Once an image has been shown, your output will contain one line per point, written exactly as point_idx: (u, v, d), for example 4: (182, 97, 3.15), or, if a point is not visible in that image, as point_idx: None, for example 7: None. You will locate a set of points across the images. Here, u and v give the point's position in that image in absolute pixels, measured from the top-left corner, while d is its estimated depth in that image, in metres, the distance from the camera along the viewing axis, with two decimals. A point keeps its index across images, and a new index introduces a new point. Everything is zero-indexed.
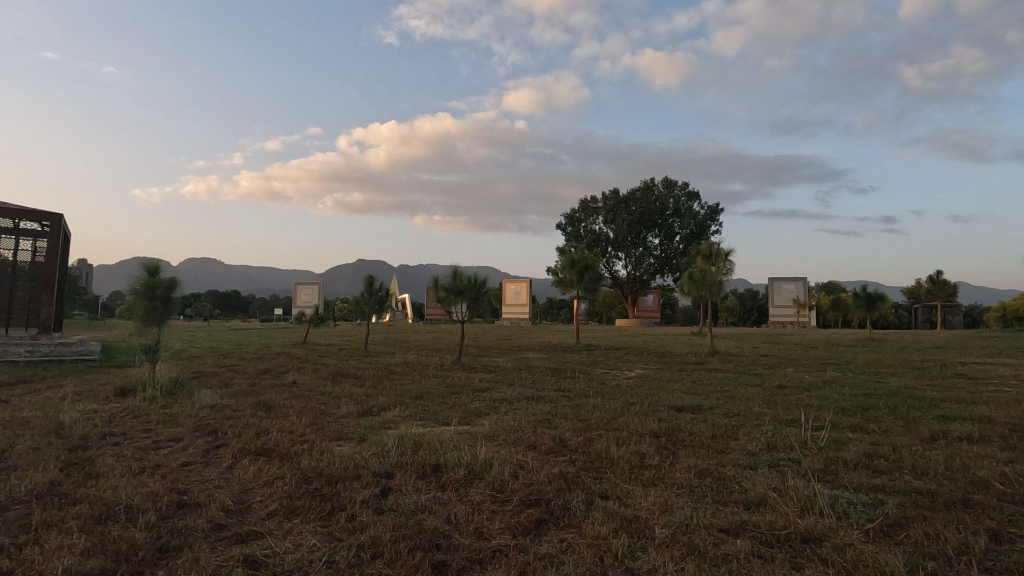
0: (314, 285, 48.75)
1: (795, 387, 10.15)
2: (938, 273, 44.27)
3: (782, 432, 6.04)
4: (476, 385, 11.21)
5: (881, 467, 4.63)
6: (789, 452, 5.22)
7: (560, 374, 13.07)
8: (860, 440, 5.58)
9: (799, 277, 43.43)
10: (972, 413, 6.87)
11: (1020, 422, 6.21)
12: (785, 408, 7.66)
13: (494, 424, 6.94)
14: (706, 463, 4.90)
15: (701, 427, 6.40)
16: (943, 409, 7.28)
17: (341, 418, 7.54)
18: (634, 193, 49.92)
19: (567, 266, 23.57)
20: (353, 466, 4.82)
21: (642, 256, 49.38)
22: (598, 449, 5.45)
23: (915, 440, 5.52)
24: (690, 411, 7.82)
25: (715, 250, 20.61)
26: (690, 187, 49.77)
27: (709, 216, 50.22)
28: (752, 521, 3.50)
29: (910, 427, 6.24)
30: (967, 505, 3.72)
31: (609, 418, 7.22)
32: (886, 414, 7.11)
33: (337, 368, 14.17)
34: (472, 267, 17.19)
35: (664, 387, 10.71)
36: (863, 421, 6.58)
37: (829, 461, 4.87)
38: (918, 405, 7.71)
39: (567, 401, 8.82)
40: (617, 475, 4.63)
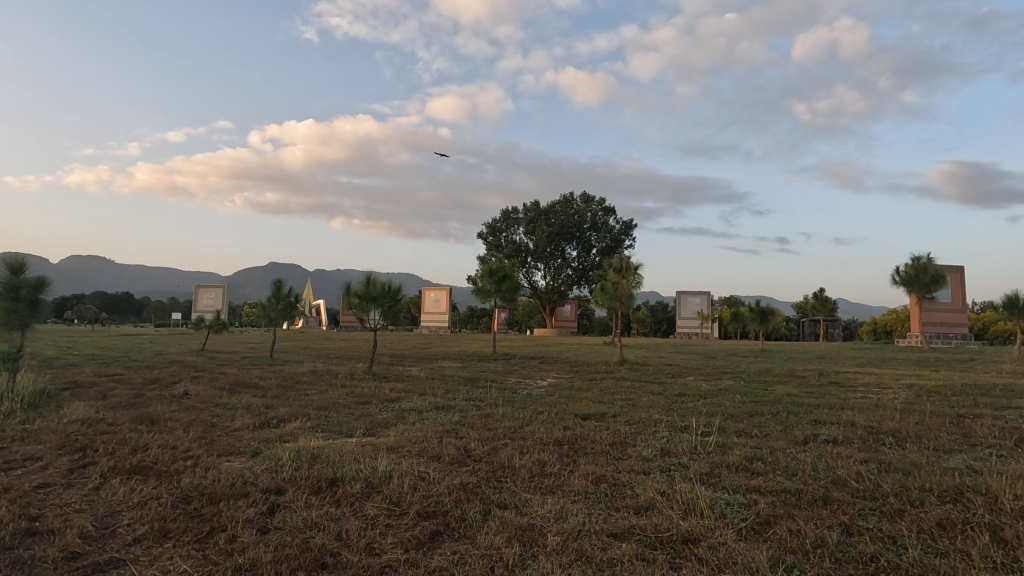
0: (218, 288, 45.55)
1: (693, 395, 10.79)
2: (821, 290, 48.99)
3: (676, 438, 6.40)
4: (386, 395, 10.92)
5: (758, 469, 5.02)
6: (679, 457, 5.52)
7: (472, 384, 13.03)
8: (742, 445, 6.01)
9: (703, 291, 46.34)
10: (839, 418, 7.61)
11: (877, 425, 6.95)
12: (681, 415, 8.12)
13: (399, 434, 6.79)
14: (604, 469, 5.08)
15: (602, 434, 6.64)
16: (816, 414, 8.04)
17: (234, 431, 7.07)
18: (553, 206, 51.19)
19: (486, 275, 23.68)
20: (240, 483, 4.52)
21: (560, 267, 50.62)
22: (501, 458, 5.49)
23: (789, 443, 6.04)
24: (595, 419, 8.08)
25: (626, 263, 21.57)
26: (607, 203, 51.78)
27: (624, 231, 52.48)
28: (639, 525, 3.66)
29: (787, 431, 6.81)
30: (825, 502, 4.11)
31: (516, 427, 7.31)
32: (768, 420, 7.72)
33: (237, 378, 13.28)
34: (387, 274, 16.82)
35: (573, 395, 11.01)
36: (748, 426, 7.10)
37: (713, 465, 5.20)
38: (796, 410, 8.47)
39: (477, 411, 8.82)
40: (518, 484, 4.69)
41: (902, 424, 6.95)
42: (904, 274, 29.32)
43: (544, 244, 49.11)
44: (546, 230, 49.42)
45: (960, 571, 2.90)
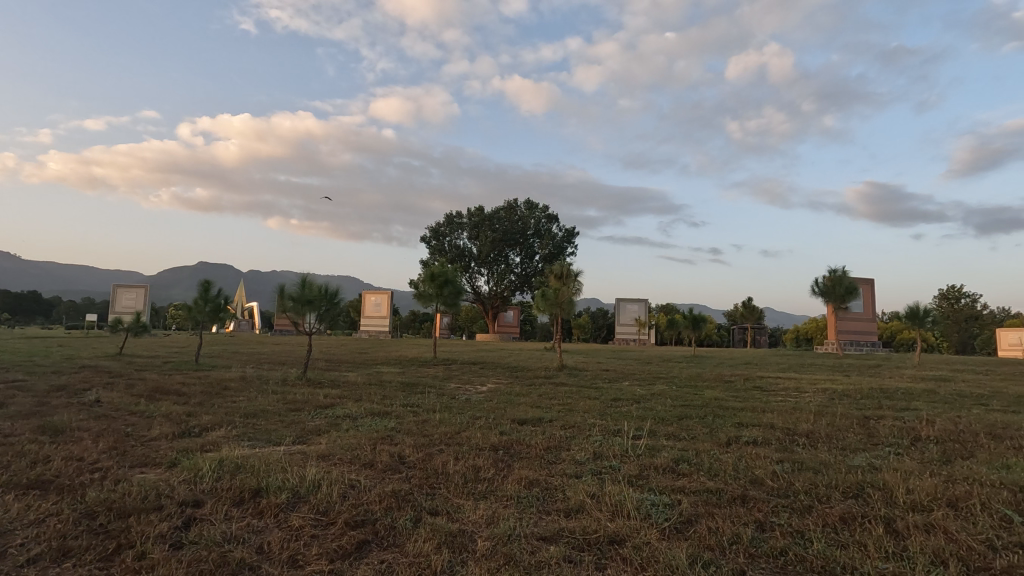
0: (139, 289, 42.61)
1: (627, 399, 11.08)
2: (749, 299, 51.69)
3: (608, 442, 6.57)
4: (320, 401, 10.54)
5: (683, 470, 5.23)
6: (610, 460, 5.67)
7: (411, 389, 12.80)
8: (670, 447, 6.25)
9: (641, 298, 47.85)
10: (760, 421, 8.06)
11: (793, 427, 7.42)
12: (614, 419, 8.34)
13: (331, 442, 6.60)
14: (537, 474, 5.14)
15: (538, 439, 6.71)
16: (739, 418, 8.47)
17: (149, 441, 6.63)
18: (497, 212, 51.44)
19: (427, 279, 23.42)
20: (154, 496, 4.25)
21: (503, 273, 50.85)
22: (436, 465, 5.45)
23: (713, 445, 6.34)
24: (531, 424, 8.16)
25: (566, 270, 21.93)
26: (550, 210, 52.58)
27: (566, 238, 53.41)
28: (568, 528, 3.72)
29: (712, 433, 7.14)
30: (744, 500, 4.34)
31: (452, 433, 7.27)
32: (696, 423, 8.07)
33: (157, 384, 12.49)
34: (323, 277, 16.34)
35: (511, 401, 11.07)
36: (676, 429, 7.40)
37: (642, 467, 5.38)
38: (722, 414, 8.89)
39: (413, 417, 8.71)
40: (451, 490, 4.66)
41: (815, 426, 7.43)
42: (822, 285, 31.44)
43: (488, 249, 49.21)
44: (490, 235, 49.55)
45: (859, 562, 3.14)
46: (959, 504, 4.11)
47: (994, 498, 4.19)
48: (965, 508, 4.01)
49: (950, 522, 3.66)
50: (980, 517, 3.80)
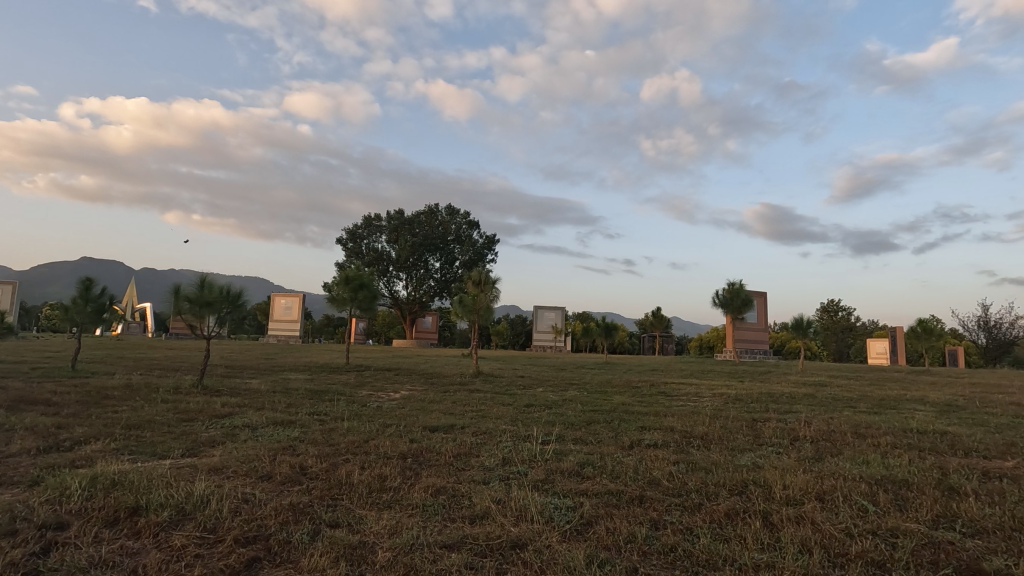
0: (7, 285, 37.74)
1: (539, 405, 11.30)
2: (658, 309, 54.53)
3: (517, 447, 6.67)
4: (216, 410, 9.83)
5: (587, 473, 5.42)
6: (518, 465, 5.75)
7: (319, 397, 12.25)
8: (576, 451, 6.45)
9: (558, 306, 48.99)
10: (662, 424, 8.51)
11: (690, 430, 7.89)
12: (525, 424, 8.48)
13: (226, 453, 6.19)
14: (445, 481, 5.11)
15: (447, 446, 6.67)
16: (643, 421, 8.90)
17: (7, 457, 5.87)
18: (418, 216, 50.83)
19: (341, 283, 22.63)
20: (9, 519, 3.77)
21: (422, 278, 50.15)
22: (340, 475, 5.26)
23: (617, 448, 6.61)
24: (442, 431, 8.09)
25: (485, 277, 22.03)
26: (471, 217, 52.70)
27: (487, 245, 53.72)
28: (471, 535, 3.73)
29: (617, 437, 7.44)
30: (641, 501, 4.55)
31: (360, 441, 7.06)
32: (602, 427, 8.38)
33: (22, 393, 11.08)
34: (226, 277, 15.31)
35: (425, 408, 10.92)
36: (584, 433, 7.65)
37: (549, 471, 5.50)
38: (627, 418, 9.29)
39: (320, 425, 8.35)
40: (353, 501, 4.51)
41: (710, 428, 7.97)
42: (722, 297, 33.81)
43: (407, 253, 48.43)
44: (409, 239, 48.77)
45: (738, 553, 3.39)
46: (826, 496, 4.56)
47: (854, 491, 4.69)
48: (830, 500, 4.47)
49: (816, 513, 4.05)
50: (841, 508, 4.24)
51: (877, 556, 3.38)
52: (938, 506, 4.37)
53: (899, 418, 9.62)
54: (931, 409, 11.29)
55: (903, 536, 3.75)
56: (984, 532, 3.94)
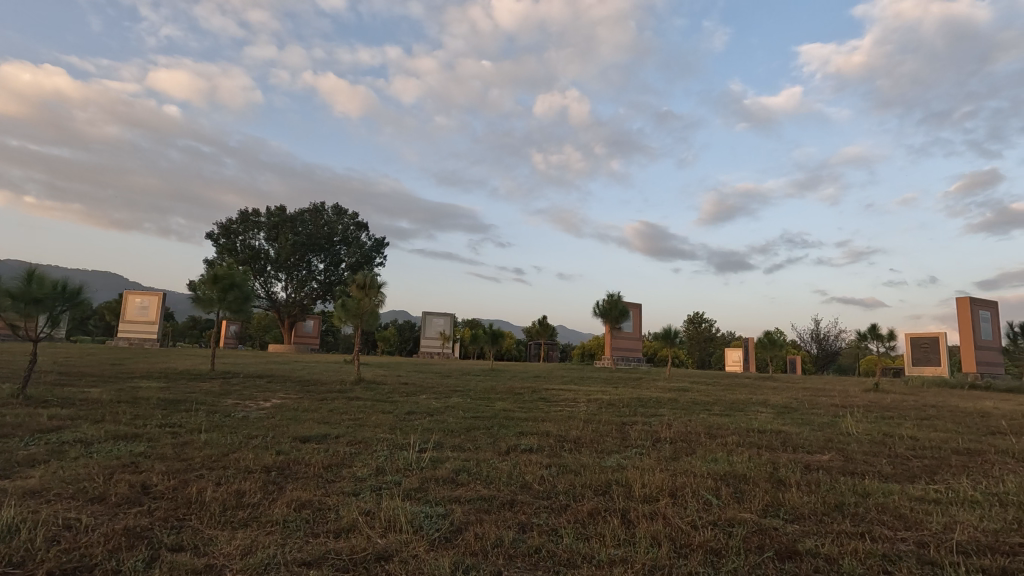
0: None
1: (421, 413, 11.12)
2: (544, 318, 56.33)
3: (394, 456, 6.51)
4: (41, 425, 8.47)
5: (462, 480, 5.43)
6: (392, 475, 5.61)
7: (173, 408, 11.02)
8: (453, 458, 6.44)
9: (446, 313, 48.74)
10: (539, 429, 8.77)
11: (565, 435, 8.21)
12: (404, 432, 8.30)
13: (48, 474, 5.36)
14: (311, 494, 4.84)
15: (318, 457, 6.34)
16: (521, 427, 9.12)
17: None
18: (301, 214, 48.04)
19: (208, 282, 20.63)
20: None
21: (304, 279, 47.40)
22: (190, 493, 4.78)
23: (493, 454, 6.71)
24: (314, 441, 7.68)
25: (370, 280, 21.32)
26: (359, 218, 50.88)
27: (375, 248, 52.13)
28: (334, 550, 3.56)
29: (495, 443, 7.54)
30: (512, 505, 4.66)
31: (219, 455, 6.47)
32: (481, 433, 8.46)
33: None
34: (59, 270, 13.24)
35: (297, 417, 10.29)
36: (463, 440, 7.67)
37: (423, 479, 5.44)
38: (506, 424, 9.47)
39: (171, 438, 7.52)
40: (203, 521, 4.12)
41: (582, 432, 8.36)
42: (603, 307, 35.75)
43: (288, 253, 45.53)
44: (290, 238, 45.91)
45: (596, 550, 3.58)
46: (678, 492, 4.98)
47: (702, 486, 5.17)
48: (681, 496, 4.88)
49: (668, 509, 4.39)
50: (690, 502, 4.65)
51: (716, 545, 3.75)
52: (768, 497, 4.96)
53: (746, 420, 10.77)
54: (771, 411, 12.77)
55: (738, 525, 4.20)
56: (801, 517, 4.53)
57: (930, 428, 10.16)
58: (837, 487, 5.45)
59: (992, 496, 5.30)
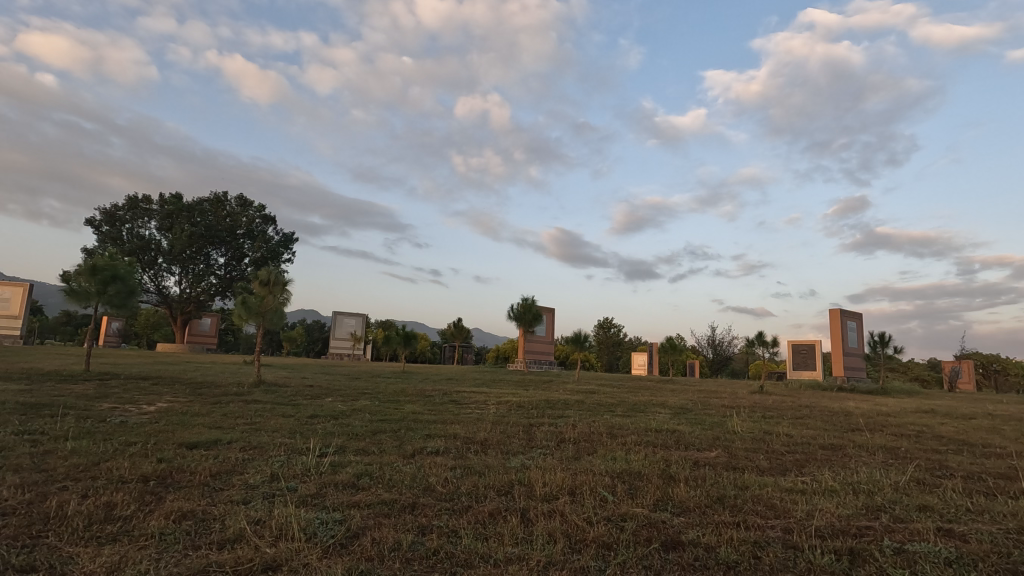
0: None
1: (324, 416, 10.68)
2: (459, 320, 56.17)
3: (291, 461, 6.22)
4: None
5: (363, 484, 5.29)
6: (287, 481, 5.35)
7: (35, 413, 9.81)
8: (355, 462, 6.26)
9: (358, 313, 47.27)
10: (447, 432, 8.73)
11: (472, 437, 8.23)
12: (306, 437, 7.95)
13: None
14: (194, 504, 4.50)
15: (206, 464, 5.92)
16: (428, 430, 9.02)
17: None
18: (200, 203, 44.60)
19: (85, 273, 18.57)
20: None
21: (201, 273, 44.04)
22: (48, 507, 4.28)
23: (398, 457, 6.59)
24: (203, 448, 7.16)
25: (275, 277, 20.19)
26: (265, 210, 48.04)
27: (283, 243, 49.46)
28: (217, 562, 3.35)
29: (400, 446, 7.40)
30: (413, 508, 4.61)
31: (88, 464, 5.84)
32: (387, 437, 8.27)
33: None
34: None
35: (185, 422, 9.54)
36: (366, 444, 7.46)
37: (321, 485, 5.23)
38: (413, 427, 9.32)
39: (29, 447, 6.68)
40: (61, 539, 3.70)
41: (490, 434, 8.43)
42: (517, 310, 36.28)
43: (183, 244, 42.08)
44: (186, 229, 42.44)
45: (493, 550, 3.63)
46: (576, 490, 5.16)
47: (599, 484, 5.39)
48: (580, 493, 5.06)
49: (565, 506, 4.54)
50: (588, 500, 4.85)
51: (607, 539, 3.93)
52: (659, 493, 5.26)
53: (644, 420, 11.40)
54: (668, 412, 13.58)
55: (629, 519, 4.43)
56: (687, 509, 4.86)
57: (802, 426, 11.27)
58: (719, 481, 5.91)
59: (847, 485, 5.99)
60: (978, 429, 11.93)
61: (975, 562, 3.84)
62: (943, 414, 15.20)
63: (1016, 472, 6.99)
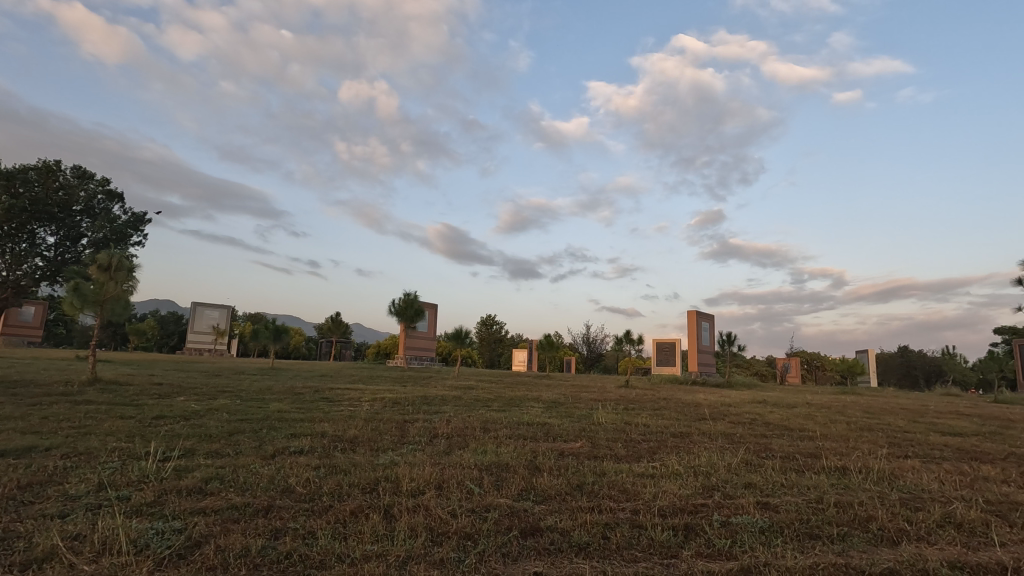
0: None
1: (174, 417, 9.65)
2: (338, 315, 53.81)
3: (127, 467, 5.55)
4: None
5: (212, 489, 4.87)
6: (119, 490, 4.76)
7: None
8: (205, 465, 5.74)
9: (222, 305, 43.38)
10: (314, 430, 8.32)
11: (341, 434, 7.93)
12: (148, 440, 7.13)
13: None
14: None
15: (14, 475, 5.07)
16: (293, 428, 8.53)
17: None
18: (24, 171, 38.03)
19: None
20: None
21: (23, 254, 37.65)
22: None
23: (256, 458, 6.16)
24: (12, 456, 6.12)
25: (118, 262, 17.76)
26: (110, 185, 42.27)
27: (131, 224, 43.75)
28: None
29: (260, 447, 6.91)
30: (267, 511, 4.34)
31: None
32: (247, 437, 7.70)
33: None
34: None
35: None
36: (220, 445, 6.88)
37: (161, 492, 4.74)
38: (277, 427, 8.73)
39: None
40: None
41: (360, 431, 8.16)
42: (398, 305, 35.55)
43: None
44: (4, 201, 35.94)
45: (351, 548, 3.53)
46: (443, 484, 5.19)
47: (466, 477, 5.47)
48: (446, 487, 5.09)
49: (431, 501, 4.55)
50: (454, 493, 4.91)
51: (469, 530, 4.01)
52: (524, 483, 5.46)
53: (518, 414, 11.78)
54: (540, 406, 14.16)
55: (493, 509, 4.56)
56: (549, 497, 5.12)
57: (658, 417, 12.35)
58: (580, 469, 6.28)
59: (689, 468, 6.69)
60: (797, 416, 13.90)
61: (782, 528, 4.48)
62: (772, 404, 17.47)
63: (819, 451, 8.28)
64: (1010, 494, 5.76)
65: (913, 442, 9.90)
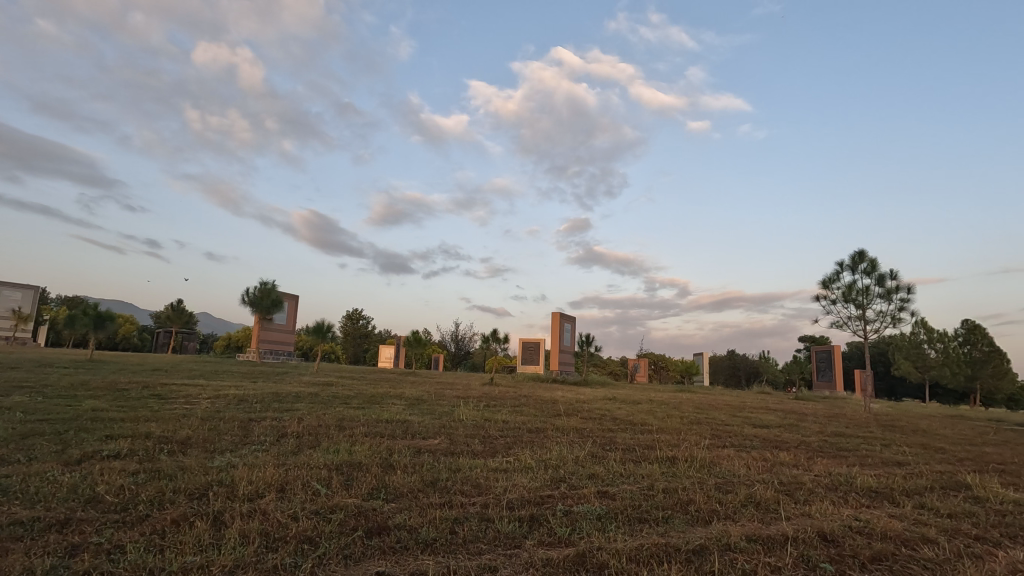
0: None
1: None
2: (180, 303, 48.28)
3: None
4: None
5: None
6: None
7: None
8: None
9: (28, 286, 36.83)
10: (135, 431, 7.34)
11: (171, 434, 7.10)
12: None
13: None
14: None
15: None
16: (110, 429, 7.42)
17: None
18: None
19: None
20: None
21: None
22: None
23: (56, 465, 5.26)
24: None
25: None
26: None
27: None
28: None
29: (63, 451, 5.94)
30: (64, 525, 3.73)
31: None
32: (47, 440, 6.57)
33: None
34: None
35: None
36: (11, 450, 5.80)
37: None
38: (89, 427, 7.58)
39: None
40: None
41: (195, 431, 7.37)
42: (253, 295, 32.77)
43: None
44: None
45: (168, 561, 3.17)
46: (286, 486, 4.87)
47: (313, 477, 5.19)
48: (289, 489, 4.79)
49: (269, 504, 4.24)
50: (297, 494, 4.63)
51: (310, 533, 3.79)
52: (375, 481, 5.32)
53: (376, 411, 11.42)
54: (402, 403, 13.89)
55: (339, 510, 4.37)
56: (400, 494, 5.04)
57: (517, 413, 12.79)
58: (435, 466, 6.25)
59: (540, 461, 7.00)
60: (641, 411, 15.22)
61: (617, 514, 4.87)
62: (620, 400, 18.96)
63: (655, 443, 9.14)
64: (798, 476, 6.84)
65: (731, 433, 11.35)
